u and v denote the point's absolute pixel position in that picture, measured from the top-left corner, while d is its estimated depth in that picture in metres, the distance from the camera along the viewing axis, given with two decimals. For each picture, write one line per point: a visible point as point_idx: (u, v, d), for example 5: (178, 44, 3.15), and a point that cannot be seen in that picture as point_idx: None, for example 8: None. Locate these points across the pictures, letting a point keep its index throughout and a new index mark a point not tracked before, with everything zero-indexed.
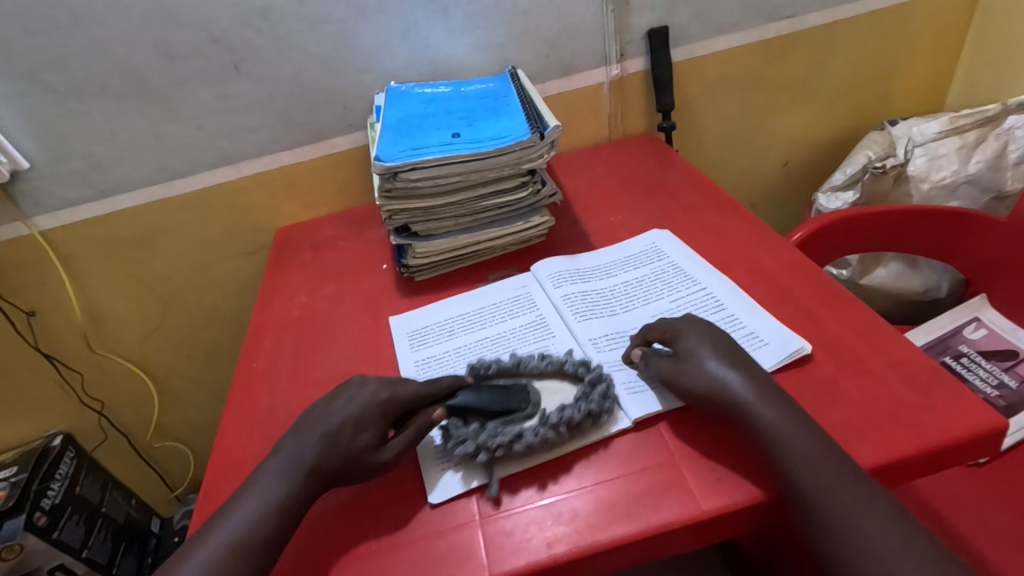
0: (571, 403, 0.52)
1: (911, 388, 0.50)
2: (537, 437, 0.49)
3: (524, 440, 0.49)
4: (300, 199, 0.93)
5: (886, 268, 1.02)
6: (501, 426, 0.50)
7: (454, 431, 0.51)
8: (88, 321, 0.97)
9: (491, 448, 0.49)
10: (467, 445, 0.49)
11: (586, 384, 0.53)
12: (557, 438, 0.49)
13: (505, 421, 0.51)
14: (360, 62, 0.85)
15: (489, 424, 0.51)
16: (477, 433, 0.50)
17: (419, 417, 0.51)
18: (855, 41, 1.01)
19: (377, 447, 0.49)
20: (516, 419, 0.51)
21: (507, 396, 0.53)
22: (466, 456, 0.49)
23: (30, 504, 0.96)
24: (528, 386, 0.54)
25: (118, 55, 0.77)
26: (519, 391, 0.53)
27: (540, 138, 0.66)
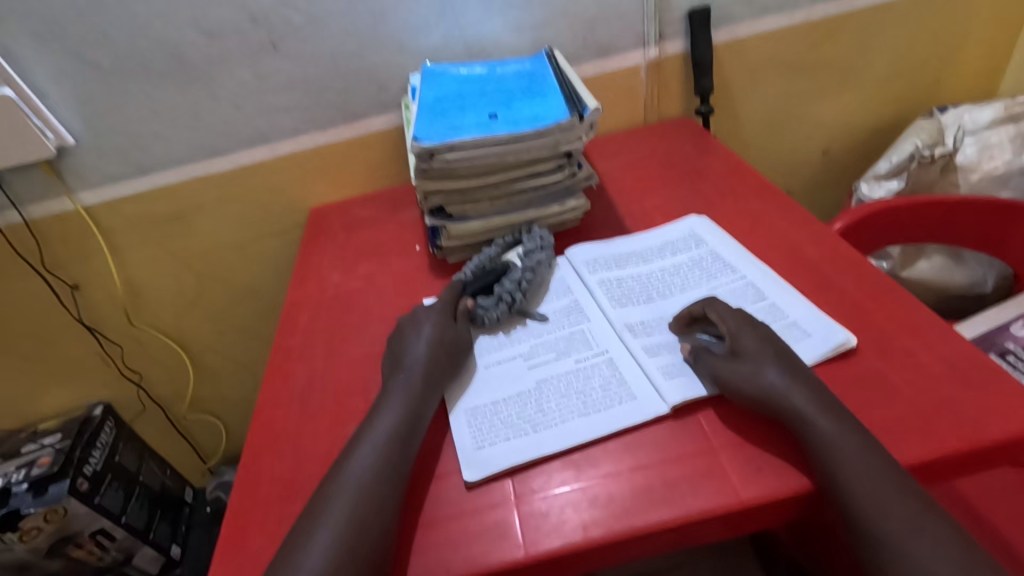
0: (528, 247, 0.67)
1: (961, 383, 0.49)
2: (528, 272, 0.64)
3: (528, 275, 0.64)
4: (334, 179, 0.94)
5: (929, 260, 0.96)
6: (506, 282, 0.63)
7: (484, 308, 0.62)
8: (128, 295, 1.00)
9: (515, 294, 0.62)
10: (499, 305, 0.62)
11: (528, 237, 0.69)
12: (537, 258, 0.66)
13: (503, 278, 0.64)
14: (395, 42, 0.84)
15: (498, 286, 0.64)
16: (499, 293, 0.63)
17: (456, 309, 0.61)
18: (906, 23, 0.97)
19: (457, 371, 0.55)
20: (510, 273, 0.65)
21: (491, 268, 0.65)
22: (507, 310, 0.62)
23: (73, 469, 0.99)
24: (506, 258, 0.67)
25: (161, 33, 0.78)
26: (499, 263, 0.66)
27: (579, 120, 0.65)
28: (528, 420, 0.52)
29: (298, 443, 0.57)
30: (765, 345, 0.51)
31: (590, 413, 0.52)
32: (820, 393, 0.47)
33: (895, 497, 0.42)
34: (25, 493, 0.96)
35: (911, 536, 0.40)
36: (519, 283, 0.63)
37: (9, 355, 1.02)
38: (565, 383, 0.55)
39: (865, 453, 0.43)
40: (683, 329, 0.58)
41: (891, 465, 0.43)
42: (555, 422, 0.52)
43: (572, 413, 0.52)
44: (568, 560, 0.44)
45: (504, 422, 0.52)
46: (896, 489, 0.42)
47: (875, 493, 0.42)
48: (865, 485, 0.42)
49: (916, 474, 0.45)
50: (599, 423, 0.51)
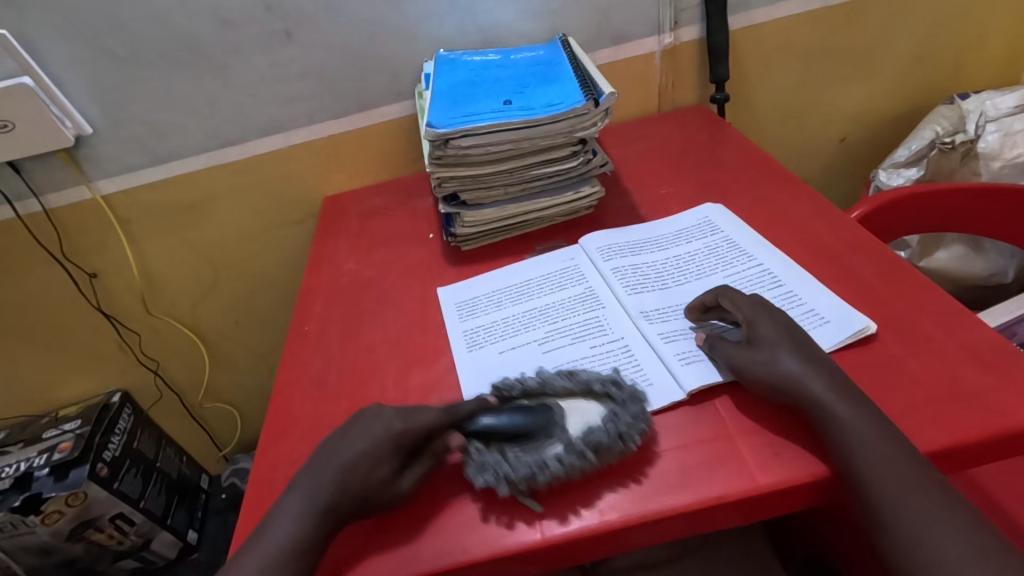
0: (606, 416, 0.49)
1: (984, 370, 0.48)
2: (552, 467, 0.46)
3: (545, 466, 0.46)
4: (347, 168, 0.94)
5: (948, 250, 0.98)
6: (517, 456, 0.47)
7: (474, 455, 0.48)
8: (145, 283, 1.01)
9: (518, 478, 0.45)
10: (486, 471, 0.46)
11: (612, 392, 0.50)
12: (578, 462, 0.46)
13: (524, 448, 0.48)
14: (409, 30, 0.84)
15: (511, 452, 0.48)
16: (499, 460, 0.47)
17: (436, 445, 0.49)
18: (927, 7, 0.95)
19: (393, 480, 0.47)
20: (541, 450, 0.48)
21: (531, 417, 0.49)
22: (499, 482, 0.46)
23: (93, 455, 1.00)
24: (555, 407, 0.51)
25: (177, 22, 0.78)
26: (541, 407, 0.51)
27: (594, 106, 0.65)
28: (543, 406, 0.52)
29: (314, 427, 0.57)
30: (781, 332, 0.51)
31: (606, 399, 0.52)
32: (838, 380, 0.47)
33: (916, 485, 0.41)
34: (46, 478, 0.97)
35: (932, 523, 0.40)
36: (534, 473, 0.46)
37: (30, 343, 1.04)
38: (580, 368, 0.55)
39: (884, 439, 0.43)
40: (698, 317, 0.57)
41: (911, 450, 0.43)
42: (571, 408, 0.52)
43: (587, 399, 0.52)
44: (583, 543, 0.44)
45: (519, 409, 0.53)
46: (917, 477, 0.41)
47: (895, 479, 0.41)
48: (884, 472, 0.42)
49: (936, 461, 0.44)
50: None
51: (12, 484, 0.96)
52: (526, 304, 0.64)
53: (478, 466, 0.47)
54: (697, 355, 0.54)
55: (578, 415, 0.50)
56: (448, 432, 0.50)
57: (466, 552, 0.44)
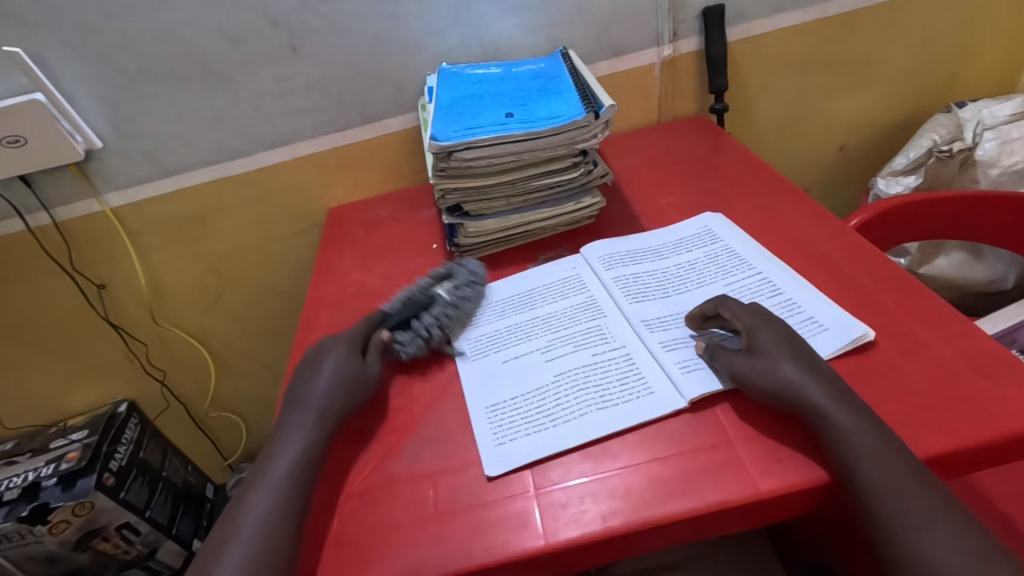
0: (455, 285, 0.66)
1: (982, 377, 0.49)
2: (451, 312, 0.64)
3: (453, 316, 0.63)
4: (351, 180, 0.95)
5: (947, 257, 0.98)
6: (425, 317, 0.63)
7: (400, 339, 0.61)
8: (152, 294, 1.02)
9: (435, 331, 0.62)
10: (415, 339, 0.61)
11: (461, 273, 0.68)
12: (462, 292, 0.66)
13: (424, 312, 0.64)
14: (412, 44, 0.86)
15: (419, 321, 0.63)
16: (416, 330, 0.62)
17: (371, 342, 0.60)
18: (922, 17, 0.96)
19: (362, 367, 0.57)
20: (432, 308, 0.64)
21: (413, 300, 0.64)
22: (421, 346, 0.61)
23: (100, 464, 1.01)
24: (434, 295, 0.65)
25: (186, 38, 0.80)
26: (427, 295, 0.65)
27: (594, 118, 0.66)
28: (546, 415, 0.53)
29: None
30: (781, 341, 0.52)
31: (608, 407, 0.53)
32: (837, 388, 0.47)
33: (915, 491, 0.42)
34: (54, 487, 0.97)
35: (930, 529, 0.40)
36: (445, 327, 0.62)
37: (39, 353, 1.05)
38: (582, 377, 0.56)
39: (883, 445, 0.43)
40: (699, 326, 0.58)
41: (910, 457, 0.43)
42: (574, 415, 0.52)
43: (590, 406, 0.53)
44: (586, 549, 0.45)
45: (522, 418, 0.53)
46: (915, 484, 0.42)
47: (894, 485, 0.42)
48: (883, 479, 0.42)
49: (935, 466, 0.45)
50: (617, 416, 0.52)
51: (20, 493, 0.97)
52: (529, 313, 0.65)
53: (411, 344, 0.61)
54: (698, 363, 0.54)
55: (446, 287, 0.66)
56: (375, 333, 0.62)
57: (470, 559, 0.44)
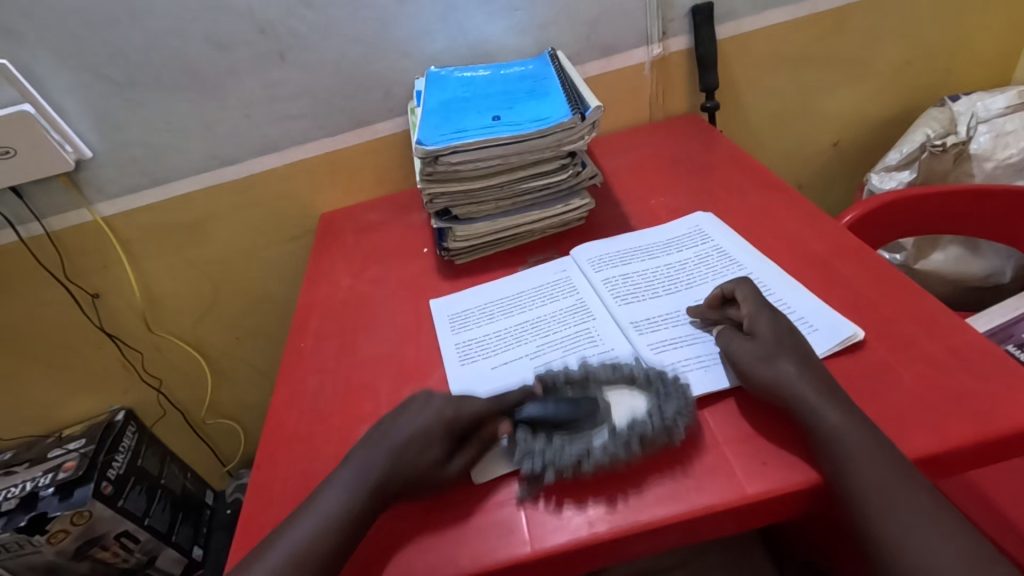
0: (645, 419, 0.49)
1: (972, 376, 0.48)
2: (596, 457, 0.47)
3: (590, 459, 0.47)
4: (343, 185, 0.95)
5: (944, 252, 0.97)
6: (564, 445, 0.49)
7: (522, 443, 0.49)
8: (146, 302, 1.02)
9: (558, 467, 0.47)
10: (532, 461, 0.48)
11: (657, 388, 0.51)
12: (625, 451, 0.47)
13: (572, 436, 0.49)
14: (400, 48, 0.86)
15: (558, 442, 0.49)
16: (544, 448, 0.49)
17: (483, 432, 0.50)
18: (914, 11, 0.96)
19: (444, 464, 0.48)
20: (588, 436, 0.49)
21: (577, 408, 0.51)
22: (532, 477, 0.48)
23: (97, 474, 1.01)
24: (599, 401, 0.51)
25: (173, 47, 0.80)
26: (589, 400, 0.51)
27: (581, 120, 0.66)
28: None
29: (308, 443, 0.58)
30: (776, 334, 0.51)
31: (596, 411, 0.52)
32: (827, 388, 0.47)
33: (904, 493, 0.41)
34: (51, 497, 0.97)
35: (921, 531, 0.40)
36: (572, 466, 0.47)
37: (34, 364, 1.05)
38: None
39: (872, 448, 0.43)
40: (705, 313, 0.58)
41: (898, 458, 0.43)
42: None
43: None
44: (573, 555, 0.44)
45: None
46: (906, 486, 0.41)
47: (885, 488, 0.41)
48: (871, 482, 0.42)
49: (925, 467, 0.45)
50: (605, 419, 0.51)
51: (18, 504, 0.97)
52: (518, 317, 0.64)
53: (527, 466, 0.48)
54: (689, 364, 0.54)
55: (625, 407, 0.51)
56: (497, 419, 0.51)
57: (457, 566, 0.44)
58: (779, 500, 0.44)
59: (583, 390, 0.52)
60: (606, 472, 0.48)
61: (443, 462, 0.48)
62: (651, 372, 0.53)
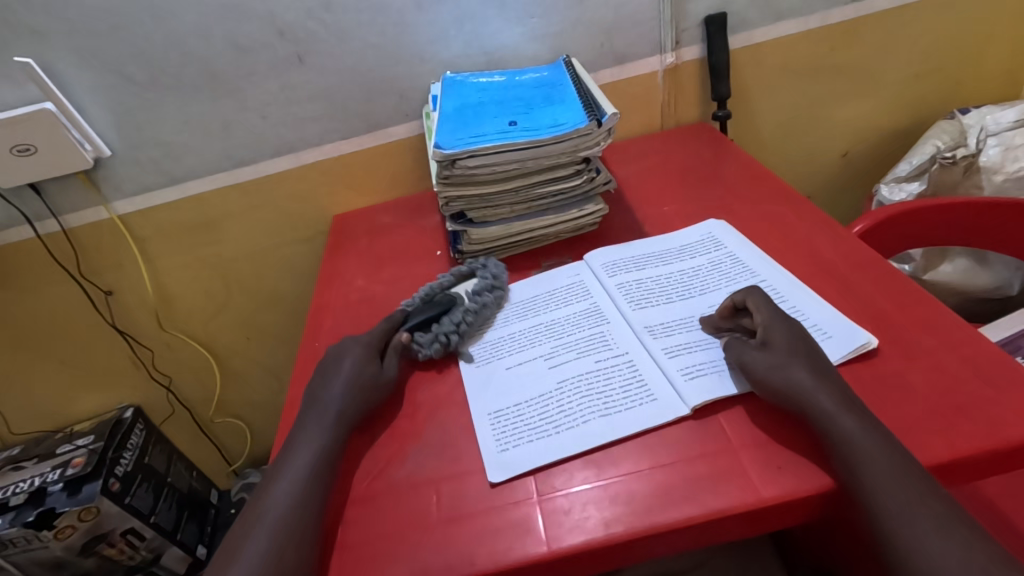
0: (477, 284, 0.68)
1: (985, 384, 0.49)
2: (471, 313, 0.64)
3: (471, 314, 0.64)
4: (356, 187, 0.96)
5: (953, 264, 0.98)
6: (447, 319, 0.63)
7: (419, 339, 0.62)
8: (158, 300, 1.03)
9: (453, 332, 0.62)
10: (433, 342, 0.62)
11: (484, 269, 0.70)
12: (484, 301, 0.65)
13: (446, 313, 0.64)
14: (416, 52, 0.87)
15: (440, 322, 0.63)
16: (437, 330, 0.62)
17: (391, 344, 0.61)
18: (925, 25, 0.97)
19: (381, 371, 0.58)
20: (453, 310, 0.64)
21: (438, 301, 0.65)
22: (440, 349, 0.62)
23: (105, 470, 1.02)
24: (454, 295, 0.67)
25: (193, 48, 0.81)
26: (445, 295, 0.66)
27: (597, 126, 0.67)
28: (550, 421, 0.53)
29: None
30: (791, 343, 0.52)
31: (612, 414, 0.53)
32: (843, 395, 0.47)
33: (920, 500, 0.41)
34: (59, 493, 0.98)
35: (937, 538, 0.40)
36: (461, 324, 0.63)
37: (46, 359, 1.06)
38: (585, 383, 0.56)
39: (887, 455, 0.43)
40: (717, 326, 0.58)
41: (914, 465, 0.43)
42: (577, 422, 0.53)
43: (594, 413, 0.53)
44: (589, 556, 0.45)
45: (526, 423, 0.54)
46: (922, 493, 0.42)
47: (900, 494, 0.42)
48: (886, 488, 0.42)
49: (941, 474, 0.45)
50: (620, 423, 0.52)
51: (26, 499, 0.98)
52: (532, 320, 0.65)
53: (432, 345, 0.61)
54: (703, 369, 0.54)
55: (463, 284, 0.69)
56: (395, 333, 0.63)
57: (473, 565, 0.44)
58: (794, 505, 0.45)
59: (436, 292, 0.67)
60: (483, 325, 0.65)
61: (380, 369, 0.58)
62: (486, 265, 0.70)
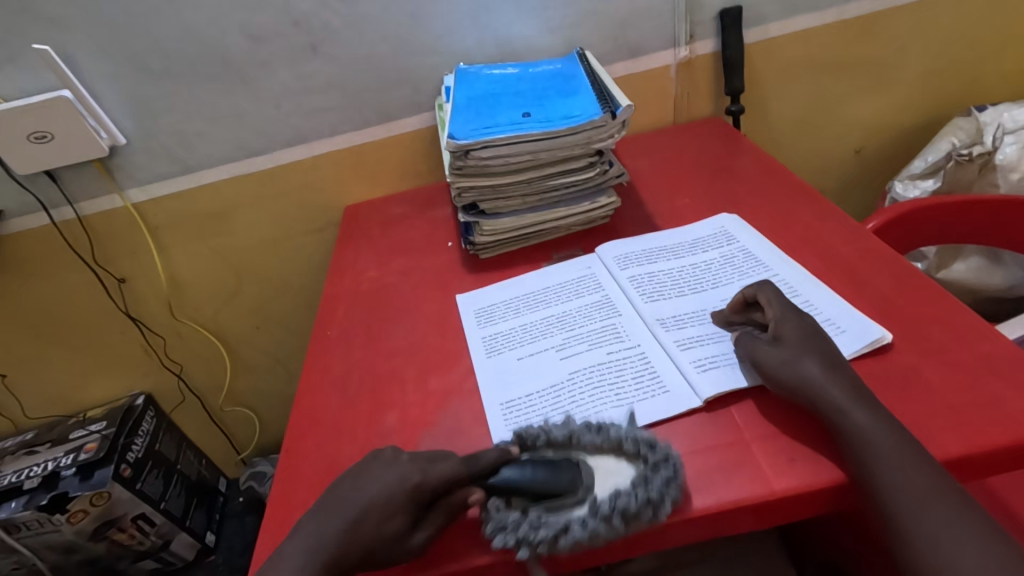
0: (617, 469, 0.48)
1: (1000, 380, 0.48)
2: (575, 533, 0.44)
3: (567, 536, 0.44)
4: (368, 178, 0.96)
5: (966, 262, 0.97)
6: (540, 513, 0.46)
7: (495, 513, 0.46)
8: (171, 289, 1.04)
9: (534, 542, 0.44)
10: (505, 534, 0.45)
11: (646, 457, 0.47)
12: (603, 529, 0.44)
13: (551, 508, 0.46)
14: (430, 44, 0.87)
15: (535, 512, 0.46)
16: (519, 518, 0.45)
17: (454, 499, 0.47)
18: (942, 21, 0.96)
19: (406, 536, 0.45)
20: (564, 506, 0.46)
21: (557, 473, 0.48)
22: (507, 545, 0.45)
23: (117, 456, 1.03)
24: (580, 463, 0.49)
25: (208, 37, 0.82)
26: (569, 465, 0.48)
27: (612, 118, 0.66)
28: (561, 411, 0.53)
29: (335, 429, 0.59)
30: (805, 337, 0.52)
31: (623, 404, 0.53)
32: (855, 389, 0.47)
33: (933, 494, 0.41)
34: (72, 477, 0.99)
35: (951, 532, 0.40)
36: (549, 540, 0.44)
37: (59, 345, 1.07)
38: (597, 374, 0.56)
39: (900, 449, 0.43)
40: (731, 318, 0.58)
41: (928, 459, 0.43)
42: (589, 412, 0.53)
43: (605, 404, 0.53)
44: (599, 544, 0.45)
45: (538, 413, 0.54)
46: (936, 488, 0.42)
47: (914, 489, 0.42)
48: (900, 482, 0.42)
49: (955, 469, 0.45)
50: (631, 413, 0.52)
51: (39, 483, 0.99)
52: (543, 312, 0.65)
53: (499, 531, 0.45)
54: (715, 362, 0.55)
55: (609, 476, 0.48)
56: (469, 484, 0.48)
57: (485, 551, 0.45)
58: (805, 497, 0.45)
59: (562, 451, 0.49)
60: (586, 550, 0.45)
61: (404, 535, 0.44)
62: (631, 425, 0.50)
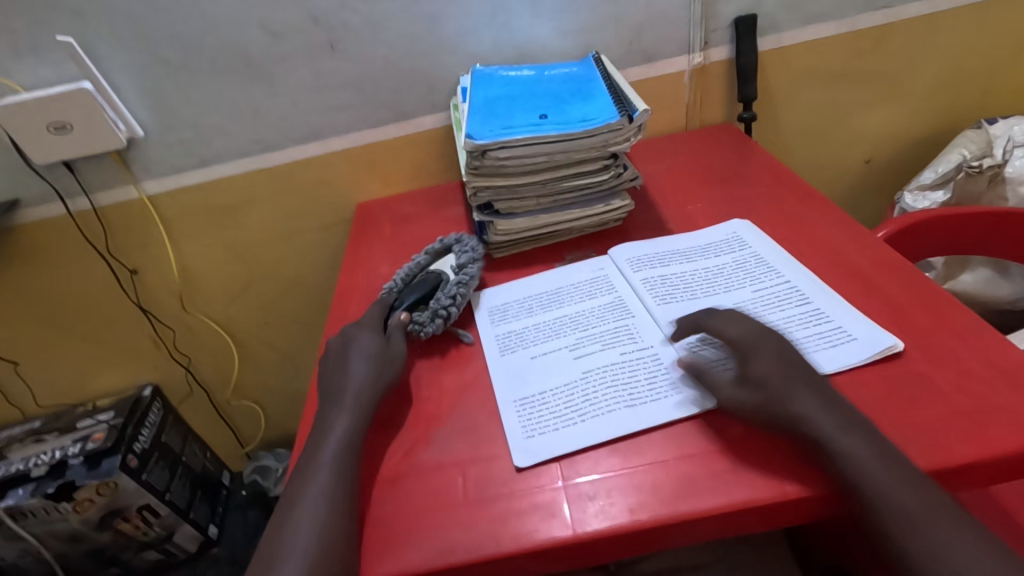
0: (460, 257, 0.72)
1: (1010, 389, 0.49)
2: (462, 285, 0.68)
3: (464, 289, 0.68)
4: (381, 176, 0.97)
5: (973, 273, 0.98)
6: (435, 300, 0.66)
7: (415, 320, 0.65)
8: (182, 281, 1.05)
9: (450, 307, 0.65)
10: (432, 319, 0.64)
11: (460, 246, 0.74)
12: (469, 271, 0.70)
13: (438, 292, 0.68)
14: (447, 44, 0.88)
15: (434, 299, 0.66)
16: (431, 308, 0.65)
17: (389, 325, 0.64)
18: (954, 34, 0.96)
19: (387, 344, 0.61)
20: (444, 287, 0.68)
21: (424, 284, 0.68)
22: (439, 324, 0.65)
23: (124, 446, 1.03)
24: (442, 276, 0.70)
25: (228, 33, 0.82)
26: (428, 277, 0.69)
27: (628, 122, 0.67)
28: (575, 410, 0.54)
29: None
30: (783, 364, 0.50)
31: (636, 405, 0.53)
32: (850, 413, 0.47)
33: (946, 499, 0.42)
34: (79, 466, 0.99)
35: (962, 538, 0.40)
36: (457, 294, 0.66)
37: (70, 334, 1.08)
38: (609, 374, 0.57)
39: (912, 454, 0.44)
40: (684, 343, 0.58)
41: None
42: (602, 411, 0.53)
43: (618, 404, 0.54)
44: (612, 541, 0.45)
45: (552, 412, 0.54)
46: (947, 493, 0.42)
47: (926, 493, 0.42)
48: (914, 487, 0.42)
49: (965, 476, 0.45)
50: (645, 414, 0.52)
51: (46, 471, 0.99)
52: (556, 312, 0.66)
53: (428, 322, 0.64)
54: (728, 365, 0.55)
55: (447, 262, 0.73)
56: (388, 317, 0.65)
57: (499, 546, 0.45)
58: (817, 500, 0.45)
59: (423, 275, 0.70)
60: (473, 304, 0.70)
61: (384, 343, 0.61)
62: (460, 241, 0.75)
